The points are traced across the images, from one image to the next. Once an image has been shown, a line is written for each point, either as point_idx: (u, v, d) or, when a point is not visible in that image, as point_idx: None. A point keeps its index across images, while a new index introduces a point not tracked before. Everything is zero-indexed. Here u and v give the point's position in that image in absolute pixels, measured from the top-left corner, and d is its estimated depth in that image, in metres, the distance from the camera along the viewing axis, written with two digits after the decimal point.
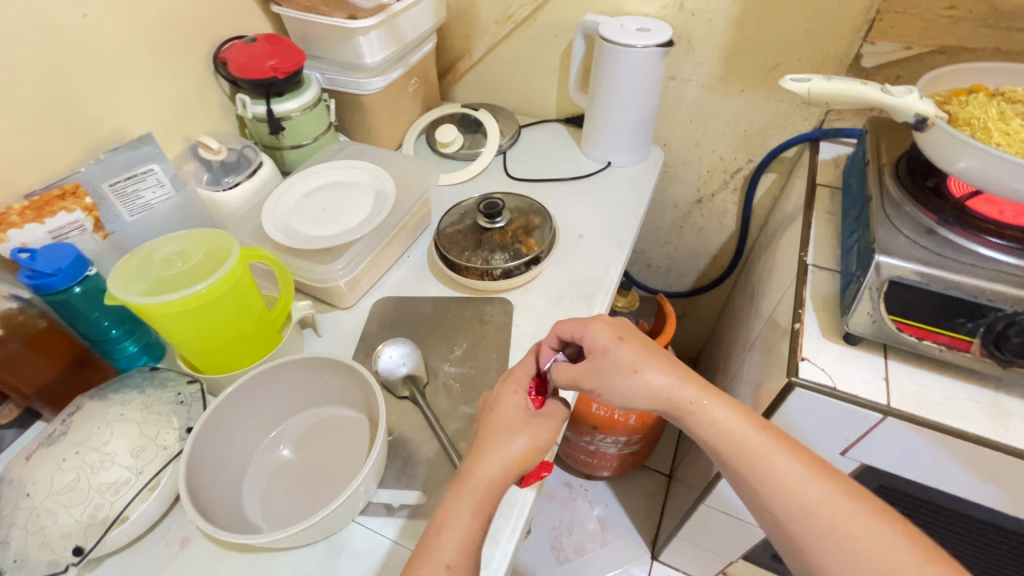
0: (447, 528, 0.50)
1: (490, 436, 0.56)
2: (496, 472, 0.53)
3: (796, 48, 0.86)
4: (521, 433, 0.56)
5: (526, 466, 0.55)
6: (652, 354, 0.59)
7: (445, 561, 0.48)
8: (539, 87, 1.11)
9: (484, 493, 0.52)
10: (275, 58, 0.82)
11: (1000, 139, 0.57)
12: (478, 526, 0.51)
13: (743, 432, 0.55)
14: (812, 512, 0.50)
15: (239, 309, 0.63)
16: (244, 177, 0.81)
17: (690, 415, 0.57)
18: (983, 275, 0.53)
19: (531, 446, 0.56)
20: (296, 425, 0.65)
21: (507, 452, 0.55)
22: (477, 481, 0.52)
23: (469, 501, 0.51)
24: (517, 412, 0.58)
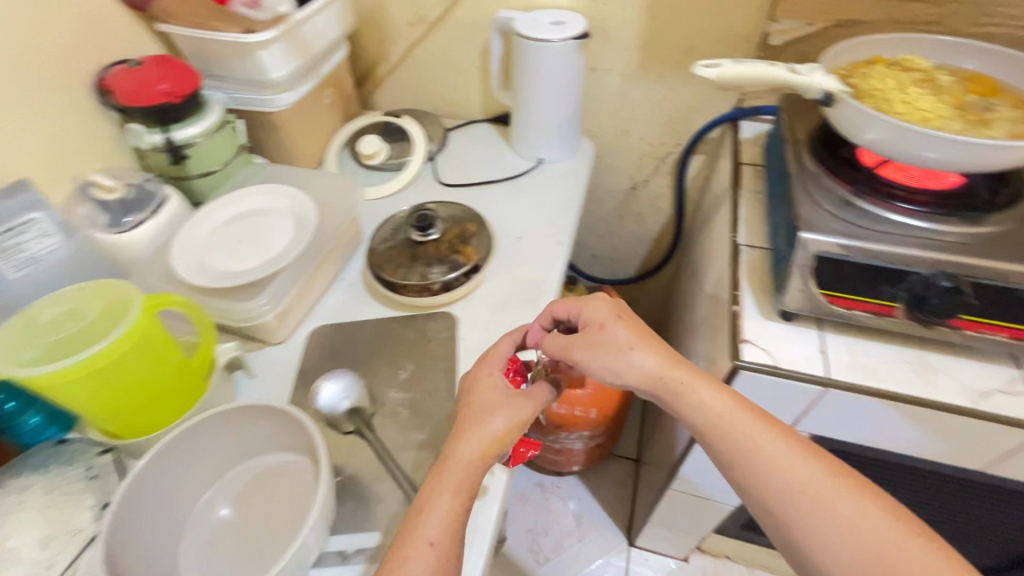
0: (430, 509, 0.50)
1: (471, 414, 0.55)
2: (477, 451, 0.53)
3: (707, 31, 0.87)
4: (498, 413, 0.55)
5: (505, 444, 0.54)
6: (648, 336, 0.59)
7: (429, 539, 0.48)
8: (461, 87, 1.08)
9: (468, 473, 0.52)
10: (168, 80, 0.76)
11: (901, 109, 0.59)
12: (460, 504, 0.50)
13: (721, 409, 0.54)
14: (801, 492, 0.48)
15: (152, 365, 0.57)
16: (148, 215, 0.74)
17: (678, 392, 0.55)
18: (898, 242, 0.54)
19: (511, 424, 0.55)
20: (233, 483, 0.60)
21: (485, 431, 0.54)
22: (459, 462, 0.52)
23: (451, 480, 0.51)
24: (495, 392, 0.57)
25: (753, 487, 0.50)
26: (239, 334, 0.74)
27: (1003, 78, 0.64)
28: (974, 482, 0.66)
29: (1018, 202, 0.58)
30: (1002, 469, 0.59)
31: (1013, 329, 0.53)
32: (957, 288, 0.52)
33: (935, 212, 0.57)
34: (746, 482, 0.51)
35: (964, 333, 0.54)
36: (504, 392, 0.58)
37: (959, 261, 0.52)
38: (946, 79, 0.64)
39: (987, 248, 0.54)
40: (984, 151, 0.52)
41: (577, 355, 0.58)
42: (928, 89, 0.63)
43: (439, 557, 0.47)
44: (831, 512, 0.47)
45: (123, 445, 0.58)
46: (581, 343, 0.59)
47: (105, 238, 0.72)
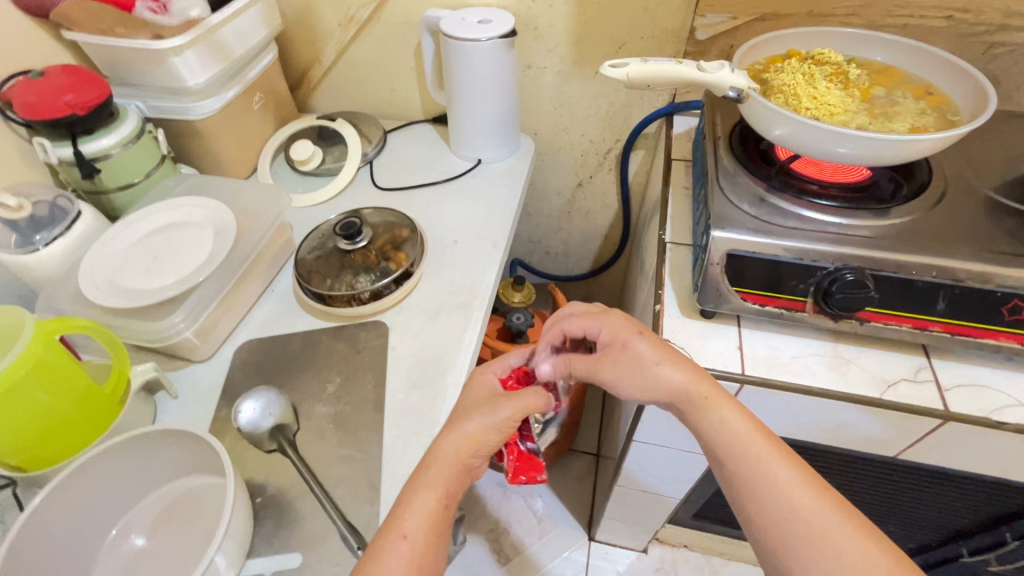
0: (410, 502, 0.50)
1: (460, 414, 0.56)
2: (458, 450, 0.53)
3: (637, 27, 0.87)
4: (471, 416, 0.54)
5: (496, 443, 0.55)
6: (670, 351, 0.56)
7: (403, 532, 0.49)
8: (399, 88, 1.05)
9: (449, 471, 0.52)
10: (72, 91, 0.72)
11: (810, 104, 0.59)
12: (439, 502, 0.51)
13: (718, 420, 0.53)
14: (800, 520, 0.47)
15: (53, 393, 0.55)
16: (60, 231, 0.71)
17: (687, 406, 0.54)
18: (807, 237, 0.55)
19: (492, 424, 0.54)
20: (147, 511, 0.58)
21: (462, 430, 0.54)
22: (442, 461, 0.52)
23: (431, 478, 0.51)
24: (485, 392, 0.59)
25: (749, 510, 0.50)
26: (160, 352, 0.71)
27: (911, 70, 0.66)
28: (895, 466, 0.68)
29: (922, 193, 0.59)
30: (916, 454, 0.61)
31: (916, 320, 0.54)
32: (861, 281, 0.53)
33: (843, 206, 0.58)
34: (744, 504, 0.50)
35: (870, 325, 0.56)
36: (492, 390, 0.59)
37: (862, 254, 0.53)
38: (856, 73, 0.65)
39: (891, 241, 0.54)
40: (885, 145, 0.52)
41: (604, 374, 0.57)
42: (839, 84, 0.63)
43: (412, 551, 0.48)
44: (825, 544, 0.45)
45: (26, 476, 0.57)
46: (605, 359, 0.57)
47: (11, 259, 0.68)
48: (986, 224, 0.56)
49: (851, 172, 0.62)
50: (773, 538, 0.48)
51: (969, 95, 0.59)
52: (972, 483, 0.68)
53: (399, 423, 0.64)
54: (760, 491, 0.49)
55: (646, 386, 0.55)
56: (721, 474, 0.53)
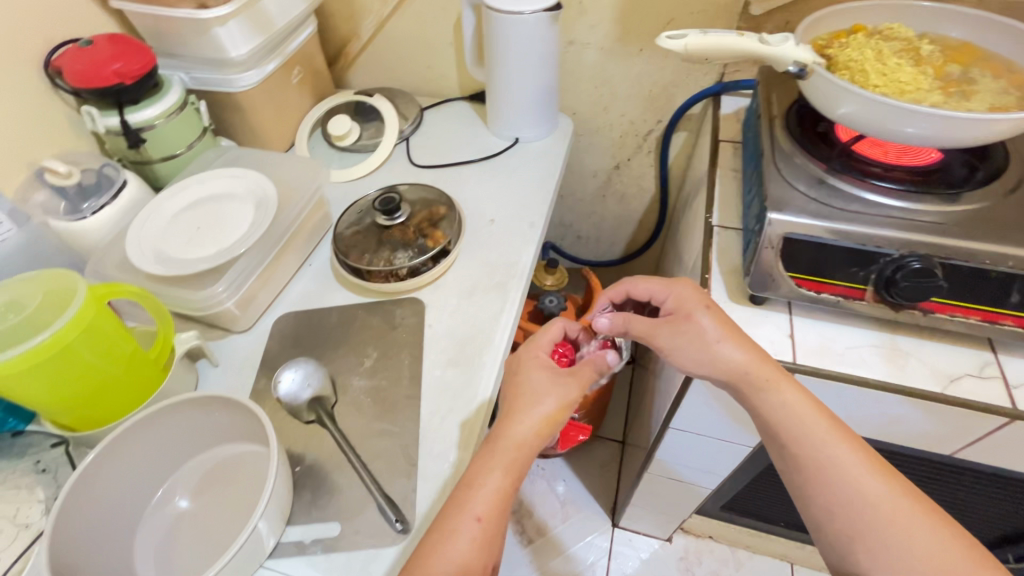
0: (479, 484, 0.50)
1: (521, 395, 0.55)
2: (528, 432, 0.53)
3: (686, 2, 0.83)
4: (549, 395, 0.55)
5: (557, 423, 0.54)
6: (731, 329, 0.54)
7: (476, 515, 0.49)
8: (436, 64, 1.04)
9: (519, 453, 0.52)
10: (120, 60, 0.72)
11: (878, 81, 0.56)
12: (509, 484, 0.51)
13: (785, 409, 0.51)
14: (869, 505, 0.47)
15: (104, 356, 0.56)
16: (108, 199, 0.72)
17: (749, 392, 0.53)
18: (870, 222, 0.52)
19: (558, 402, 0.55)
20: (190, 474, 0.59)
21: (537, 412, 0.54)
22: (510, 442, 0.52)
23: (502, 460, 0.51)
24: (542, 371, 0.57)
25: (813, 493, 0.50)
26: (201, 322, 0.73)
27: (988, 46, 0.61)
28: (947, 465, 0.65)
29: (997, 178, 0.56)
30: (972, 453, 0.58)
31: (984, 312, 0.51)
32: (928, 270, 0.50)
33: (911, 190, 0.54)
34: (807, 486, 0.50)
35: (934, 317, 0.53)
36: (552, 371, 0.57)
37: (930, 241, 0.50)
38: (928, 49, 0.61)
39: (963, 228, 0.51)
40: (962, 125, 0.49)
41: (661, 342, 0.57)
42: (910, 60, 0.59)
43: (486, 533, 0.48)
44: (898, 529, 0.46)
45: (76, 436, 0.58)
46: (664, 326, 0.56)
47: (62, 226, 0.70)
48: None
49: (918, 154, 0.59)
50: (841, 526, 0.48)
51: None
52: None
53: (435, 400, 0.63)
54: (826, 476, 0.49)
55: (700, 358, 0.54)
56: (781, 457, 0.53)
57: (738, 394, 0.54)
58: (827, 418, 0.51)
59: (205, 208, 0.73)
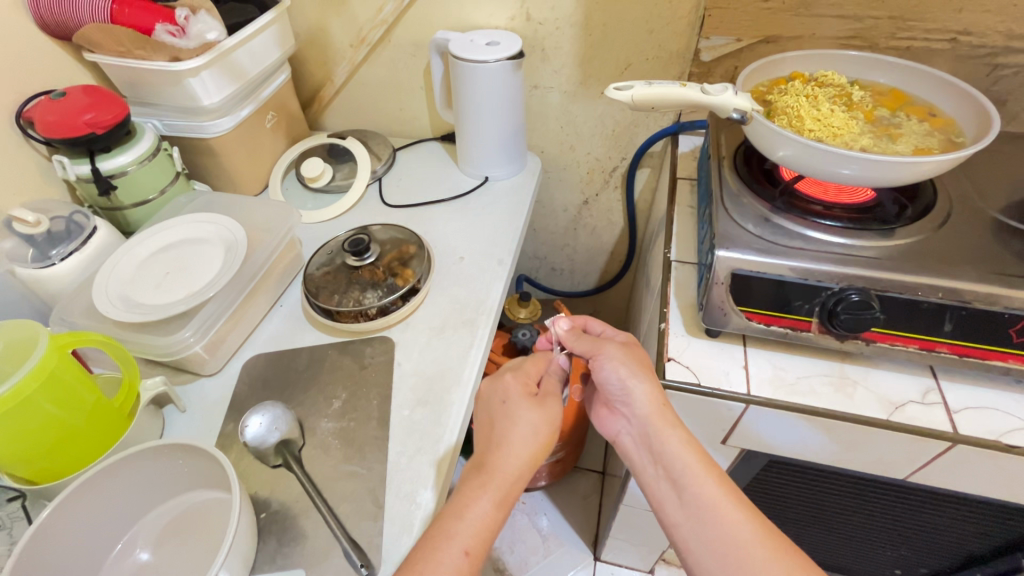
0: (470, 516, 0.52)
1: (508, 427, 0.58)
2: (516, 464, 0.56)
3: (641, 49, 0.88)
4: (539, 423, 0.58)
5: (546, 450, 0.59)
6: (647, 366, 0.58)
7: (465, 548, 0.50)
8: (408, 107, 1.07)
9: (508, 486, 0.55)
10: (92, 110, 0.74)
11: (812, 126, 0.60)
12: (499, 517, 0.53)
13: (682, 455, 0.54)
14: (730, 546, 0.49)
15: (64, 407, 0.56)
16: (76, 245, 0.72)
17: (651, 437, 0.55)
18: (811, 256, 0.55)
19: (537, 433, 0.58)
20: (152, 525, 0.59)
21: (521, 445, 0.57)
22: (498, 474, 0.55)
23: (493, 492, 0.54)
24: (529, 397, 0.60)
25: (695, 540, 0.51)
26: (169, 366, 0.72)
27: (913, 92, 0.67)
28: (903, 486, 0.67)
29: (927, 214, 0.59)
30: (925, 476, 0.60)
31: (923, 340, 0.54)
32: (866, 302, 0.53)
33: (848, 227, 0.58)
34: (689, 532, 0.52)
35: (876, 346, 0.56)
36: (533, 396, 0.61)
37: (866, 275, 0.53)
38: (859, 95, 0.66)
39: (899, 262, 0.54)
40: (889, 167, 0.53)
41: (602, 352, 0.58)
42: (842, 106, 0.64)
43: (472, 566, 0.50)
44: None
45: (34, 489, 0.57)
46: (612, 342, 0.60)
47: (30, 273, 0.70)
48: (991, 244, 0.56)
49: (855, 192, 0.63)
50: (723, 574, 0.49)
51: (972, 117, 0.60)
52: (983, 506, 0.67)
53: (403, 439, 0.64)
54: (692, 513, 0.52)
55: (634, 374, 0.57)
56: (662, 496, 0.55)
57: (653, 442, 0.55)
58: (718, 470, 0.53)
59: (171, 253, 0.74)
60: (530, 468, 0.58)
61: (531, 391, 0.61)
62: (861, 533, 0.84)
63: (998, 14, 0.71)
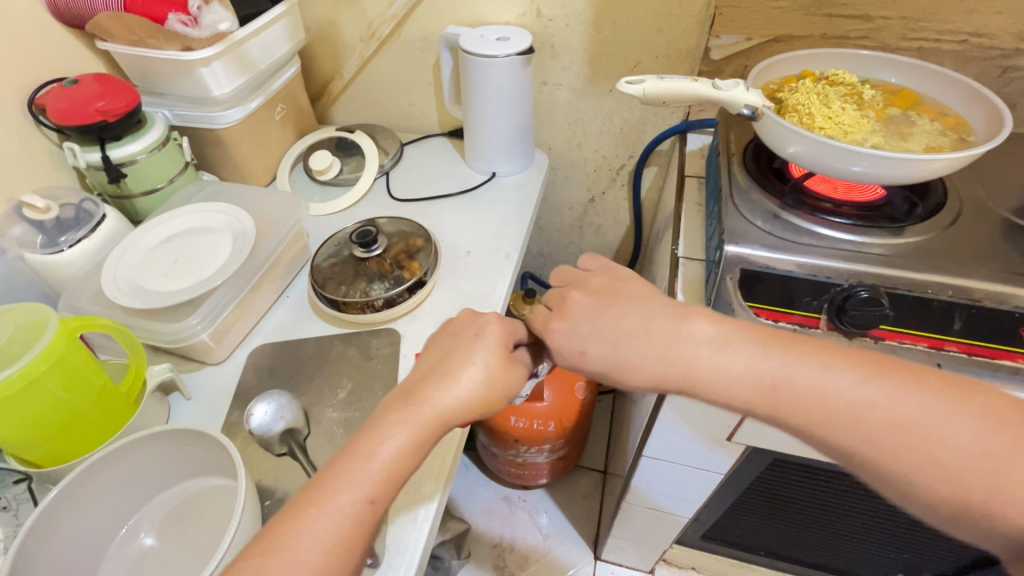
0: (380, 457, 0.46)
1: (458, 363, 0.51)
2: (451, 404, 0.49)
3: (651, 47, 0.89)
4: (483, 379, 0.51)
5: (492, 410, 0.51)
6: (722, 356, 0.48)
7: (369, 496, 0.44)
8: (416, 102, 1.08)
9: (431, 427, 0.48)
10: (104, 98, 0.74)
11: (823, 124, 0.61)
12: (413, 461, 0.47)
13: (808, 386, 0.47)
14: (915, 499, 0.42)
15: (72, 391, 0.56)
16: (85, 232, 0.73)
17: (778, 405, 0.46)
18: (820, 253, 0.55)
19: (490, 384, 0.51)
20: (157, 509, 0.59)
21: (460, 393, 0.50)
22: (428, 411, 0.48)
23: (413, 431, 0.47)
24: (495, 355, 0.52)
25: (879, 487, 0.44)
26: (176, 354, 0.73)
27: (924, 92, 0.67)
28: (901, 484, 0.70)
29: (937, 213, 0.59)
30: None
31: (932, 339, 0.54)
32: (875, 299, 0.52)
33: (858, 224, 0.58)
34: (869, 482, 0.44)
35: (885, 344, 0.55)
36: (505, 349, 0.54)
37: (875, 271, 0.53)
38: (871, 94, 0.66)
39: (910, 260, 0.54)
40: (901, 165, 0.53)
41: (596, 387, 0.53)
42: (853, 105, 0.64)
43: (369, 519, 0.44)
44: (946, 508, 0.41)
45: (39, 472, 0.57)
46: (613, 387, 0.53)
47: (40, 259, 0.70)
48: (1001, 244, 0.56)
49: (865, 191, 0.62)
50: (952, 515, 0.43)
51: (984, 117, 0.60)
52: None
53: None
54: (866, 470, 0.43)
55: (719, 351, 0.49)
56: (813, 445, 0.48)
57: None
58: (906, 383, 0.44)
59: (179, 238, 0.74)
60: (464, 419, 0.50)
61: (504, 343, 0.54)
62: (863, 533, 0.85)
63: (1010, 16, 0.71)
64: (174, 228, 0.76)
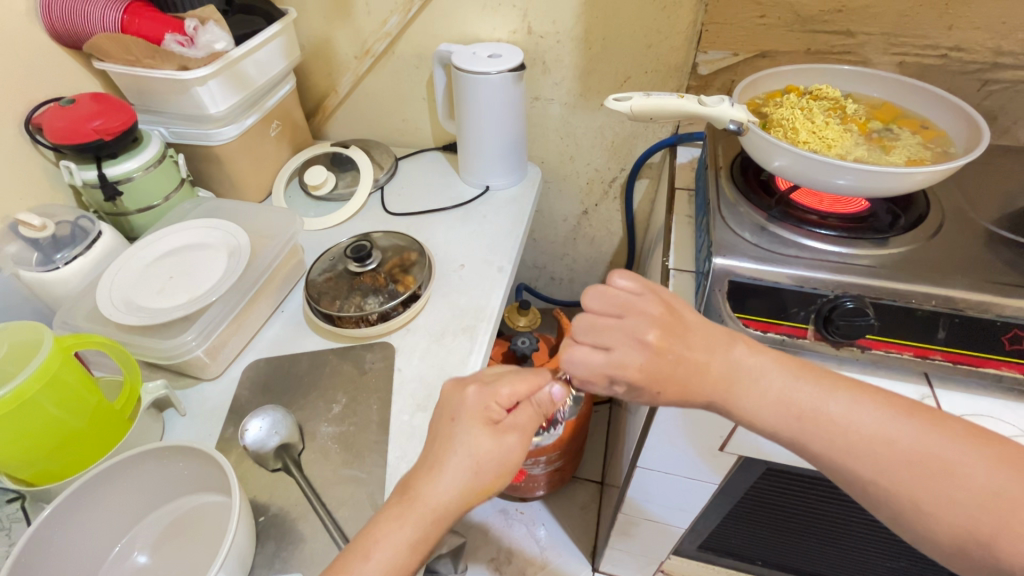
0: (377, 557, 0.46)
1: (445, 451, 0.50)
2: (444, 498, 0.48)
3: (639, 63, 0.90)
4: (475, 462, 0.49)
5: (493, 489, 0.50)
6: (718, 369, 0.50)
7: None
8: (411, 117, 1.09)
9: (429, 523, 0.47)
10: (100, 117, 0.75)
11: (807, 138, 0.62)
12: (415, 555, 0.47)
13: (795, 385, 0.49)
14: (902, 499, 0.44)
15: (67, 409, 0.57)
16: (81, 250, 0.73)
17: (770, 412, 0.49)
18: (806, 264, 0.56)
19: (479, 469, 0.49)
20: (151, 527, 0.59)
21: (450, 481, 0.48)
22: (421, 507, 0.48)
23: (410, 531, 0.47)
24: (485, 444, 0.49)
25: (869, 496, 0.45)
26: (170, 370, 0.73)
27: (906, 105, 0.68)
28: None
29: (920, 223, 0.61)
30: None
31: (917, 348, 0.55)
32: (860, 309, 0.53)
33: (843, 236, 0.59)
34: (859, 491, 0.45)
35: (871, 353, 0.57)
36: (493, 425, 0.51)
37: (860, 282, 0.54)
38: (853, 108, 0.68)
39: (895, 271, 0.55)
40: (883, 178, 0.54)
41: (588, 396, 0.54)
42: (837, 119, 0.66)
43: None
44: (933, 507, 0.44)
45: (33, 491, 0.58)
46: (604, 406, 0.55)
47: (36, 277, 0.71)
48: (982, 253, 0.57)
49: (849, 203, 0.64)
50: (938, 516, 0.44)
51: (962, 130, 0.62)
52: None
53: (402, 444, 0.64)
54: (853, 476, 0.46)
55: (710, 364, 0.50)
56: (804, 451, 0.49)
57: (787, 406, 0.49)
58: (889, 426, 0.46)
59: (175, 254, 0.75)
60: (466, 504, 0.49)
61: (490, 420, 0.51)
62: (861, 540, 0.85)
63: (988, 31, 0.73)
64: (171, 244, 0.76)
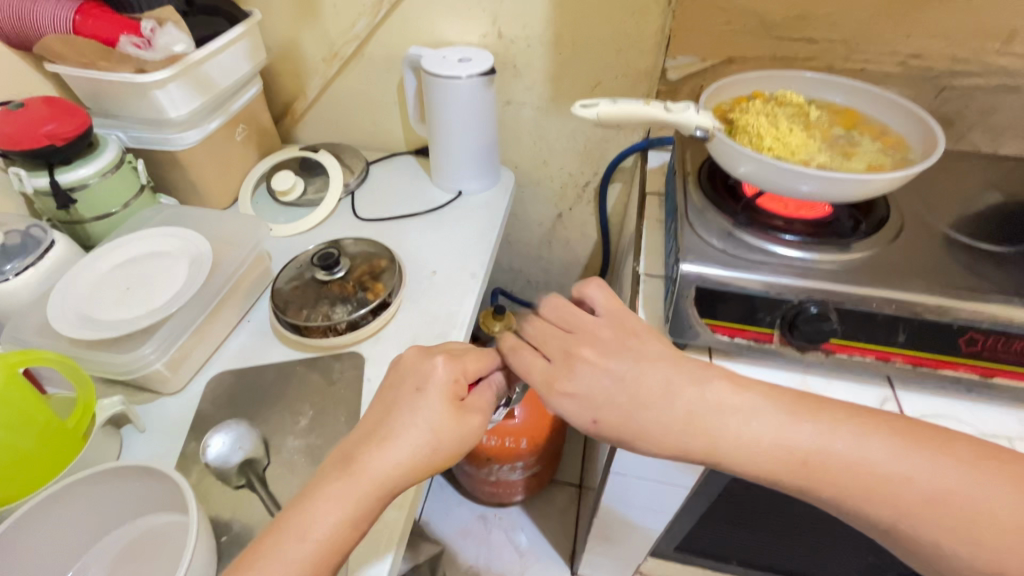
0: (315, 533, 0.44)
1: (400, 421, 0.49)
2: (392, 469, 0.47)
3: (610, 67, 0.90)
4: (430, 436, 0.48)
5: (442, 469, 0.49)
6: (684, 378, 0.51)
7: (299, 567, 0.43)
8: (382, 121, 1.07)
9: (373, 492, 0.46)
10: (53, 121, 0.72)
11: (772, 144, 0.63)
12: (354, 530, 0.46)
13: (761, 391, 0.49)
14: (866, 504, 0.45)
15: (15, 429, 0.54)
16: (32, 261, 0.70)
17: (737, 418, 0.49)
18: (771, 269, 0.57)
19: (433, 443, 0.48)
20: (106, 550, 0.56)
21: (401, 453, 0.47)
22: (367, 479, 0.46)
23: (353, 500, 0.45)
24: (443, 418, 0.49)
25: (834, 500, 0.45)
26: (129, 385, 0.70)
27: (867, 112, 0.69)
28: None
29: (881, 228, 0.62)
30: None
31: (879, 351, 0.56)
32: (823, 314, 0.55)
33: (807, 241, 0.59)
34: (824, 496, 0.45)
35: (835, 357, 0.57)
36: (455, 400, 0.51)
37: (824, 287, 0.55)
38: (817, 114, 0.69)
39: (856, 275, 0.56)
40: (844, 185, 0.55)
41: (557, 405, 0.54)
42: (801, 125, 0.67)
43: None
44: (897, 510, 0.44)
45: None
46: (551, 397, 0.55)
47: None
48: (940, 257, 0.59)
49: (814, 209, 0.65)
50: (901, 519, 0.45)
51: (920, 137, 0.63)
52: None
53: None
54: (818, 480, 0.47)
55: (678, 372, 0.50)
56: None
57: (754, 413, 0.49)
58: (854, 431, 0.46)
59: (134, 262, 0.73)
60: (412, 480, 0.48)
61: (454, 393, 0.51)
62: (828, 538, 0.87)
63: (944, 40, 0.75)
64: (129, 252, 0.74)
